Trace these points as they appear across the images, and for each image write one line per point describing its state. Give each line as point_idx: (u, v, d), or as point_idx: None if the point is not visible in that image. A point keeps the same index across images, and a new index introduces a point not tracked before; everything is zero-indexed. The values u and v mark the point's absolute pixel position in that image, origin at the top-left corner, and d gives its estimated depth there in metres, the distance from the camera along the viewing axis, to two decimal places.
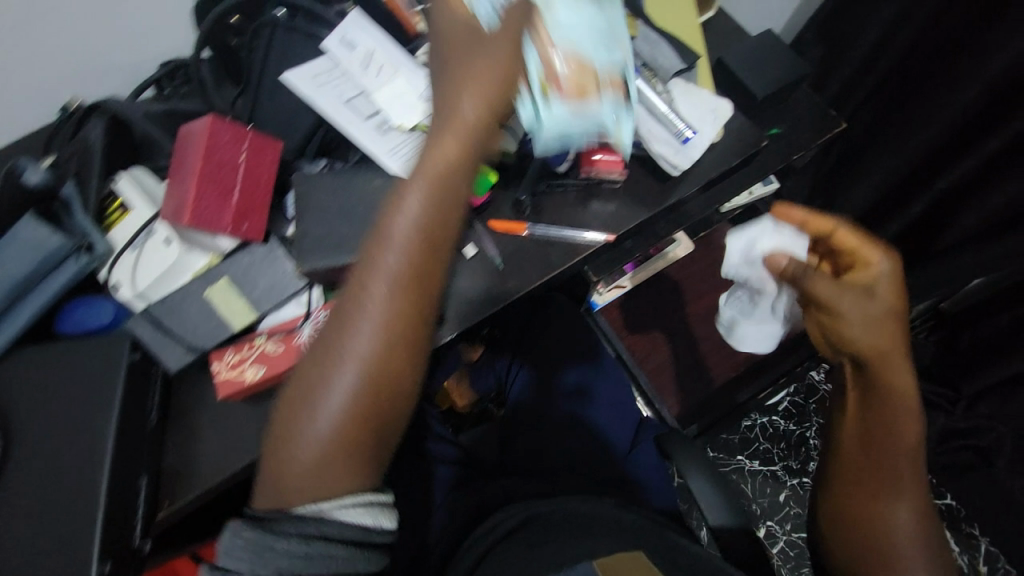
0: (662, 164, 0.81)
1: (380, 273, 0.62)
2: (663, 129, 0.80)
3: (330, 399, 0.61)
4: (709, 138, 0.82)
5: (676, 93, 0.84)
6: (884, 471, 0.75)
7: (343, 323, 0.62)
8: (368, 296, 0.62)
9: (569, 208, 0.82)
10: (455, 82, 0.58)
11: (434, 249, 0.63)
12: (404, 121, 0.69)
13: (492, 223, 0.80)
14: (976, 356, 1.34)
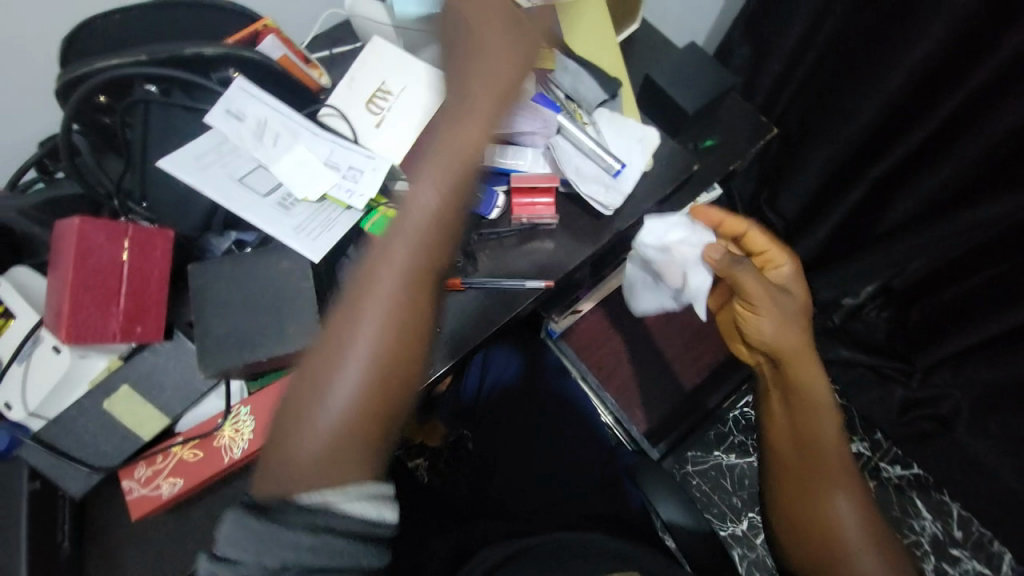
0: (595, 203, 0.79)
1: (385, 266, 0.51)
2: (592, 166, 0.80)
3: (332, 402, 0.49)
4: (641, 168, 0.81)
5: (601, 123, 0.84)
6: (818, 464, 0.75)
7: (344, 319, 0.51)
8: (377, 288, 0.51)
9: (507, 256, 0.78)
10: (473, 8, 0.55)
11: (433, 269, 0.53)
12: (308, 192, 0.64)
13: None
14: (926, 329, 1.38)
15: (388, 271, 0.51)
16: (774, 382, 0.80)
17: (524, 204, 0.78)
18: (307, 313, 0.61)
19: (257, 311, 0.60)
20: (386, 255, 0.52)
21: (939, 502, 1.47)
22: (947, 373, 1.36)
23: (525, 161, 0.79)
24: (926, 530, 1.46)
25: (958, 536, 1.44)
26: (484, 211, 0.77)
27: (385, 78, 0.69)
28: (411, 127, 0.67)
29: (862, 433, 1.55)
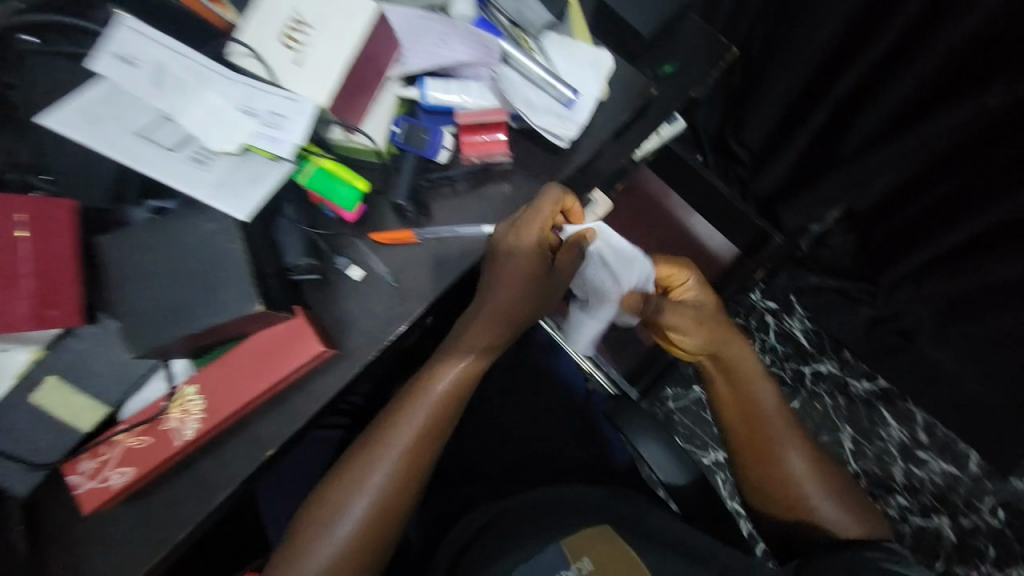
0: (553, 135, 0.74)
1: (405, 430, 0.70)
2: (545, 93, 0.73)
3: (350, 514, 0.67)
4: (597, 93, 0.76)
5: (550, 49, 0.77)
6: (765, 432, 0.78)
7: (370, 454, 0.69)
8: (400, 432, 0.70)
9: (459, 201, 0.73)
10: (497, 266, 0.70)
11: (435, 432, 0.71)
12: (225, 144, 0.58)
13: (375, 237, 0.69)
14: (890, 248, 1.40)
15: (406, 433, 0.70)
16: (711, 368, 0.81)
17: (473, 143, 0.72)
18: (239, 276, 0.55)
19: (180, 281, 0.55)
20: (410, 413, 0.70)
21: (905, 411, 1.55)
22: (910, 289, 1.40)
23: (470, 95, 0.72)
24: (893, 437, 1.55)
25: (923, 440, 1.53)
26: (431, 153, 0.70)
27: (299, 6, 0.61)
28: (336, 59, 0.59)
29: (829, 354, 1.60)
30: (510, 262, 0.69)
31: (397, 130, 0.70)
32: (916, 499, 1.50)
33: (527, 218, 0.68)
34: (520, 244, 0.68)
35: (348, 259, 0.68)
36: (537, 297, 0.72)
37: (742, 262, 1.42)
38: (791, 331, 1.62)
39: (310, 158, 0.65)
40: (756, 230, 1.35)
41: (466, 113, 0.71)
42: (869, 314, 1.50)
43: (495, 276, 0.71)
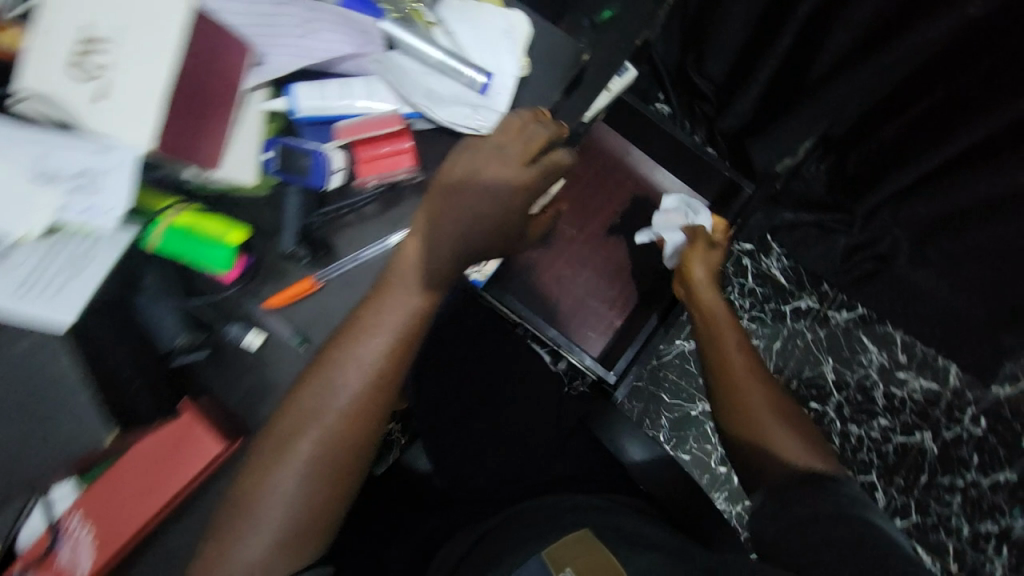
0: (469, 130, 0.61)
1: (352, 380, 0.56)
2: (450, 83, 0.61)
3: (282, 487, 0.54)
4: (516, 70, 0.63)
5: (451, 18, 0.63)
6: (720, 327, 0.86)
7: (303, 411, 0.55)
8: (342, 382, 0.56)
9: (365, 232, 0.60)
10: (464, 187, 0.59)
11: (387, 384, 0.59)
12: (26, 228, 0.45)
13: (269, 302, 0.57)
14: (872, 172, 1.29)
15: (352, 383, 0.56)
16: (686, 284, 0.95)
17: (371, 159, 0.57)
18: (80, 406, 0.48)
19: (17, 402, 0.48)
20: (355, 355, 0.56)
21: (884, 333, 1.49)
22: (886, 218, 1.30)
23: (356, 97, 0.58)
24: (871, 360, 1.49)
25: (903, 359, 1.47)
26: (317, 182, 0.57)
27: (89, 19, 0.45)
28: (146, 89, 0.44)
29: (807, 290, 1.53)
30: (492, 188, 0.60)
31: (269, 155, 0.56)
32: (898, 418, 1.46)
33: (535, 163, 0.62)
34: (518, 182, 0.61)
35: (241, 326, 0.56)
36: (501, 221, 0.62)
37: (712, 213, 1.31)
38: (767, 274, 1.54)
39: (160, 213, 0.51)
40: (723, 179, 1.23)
41: (354, 123, 0.58)
42: (847, 247, 1.40)
43: (476, 189, 0.59)
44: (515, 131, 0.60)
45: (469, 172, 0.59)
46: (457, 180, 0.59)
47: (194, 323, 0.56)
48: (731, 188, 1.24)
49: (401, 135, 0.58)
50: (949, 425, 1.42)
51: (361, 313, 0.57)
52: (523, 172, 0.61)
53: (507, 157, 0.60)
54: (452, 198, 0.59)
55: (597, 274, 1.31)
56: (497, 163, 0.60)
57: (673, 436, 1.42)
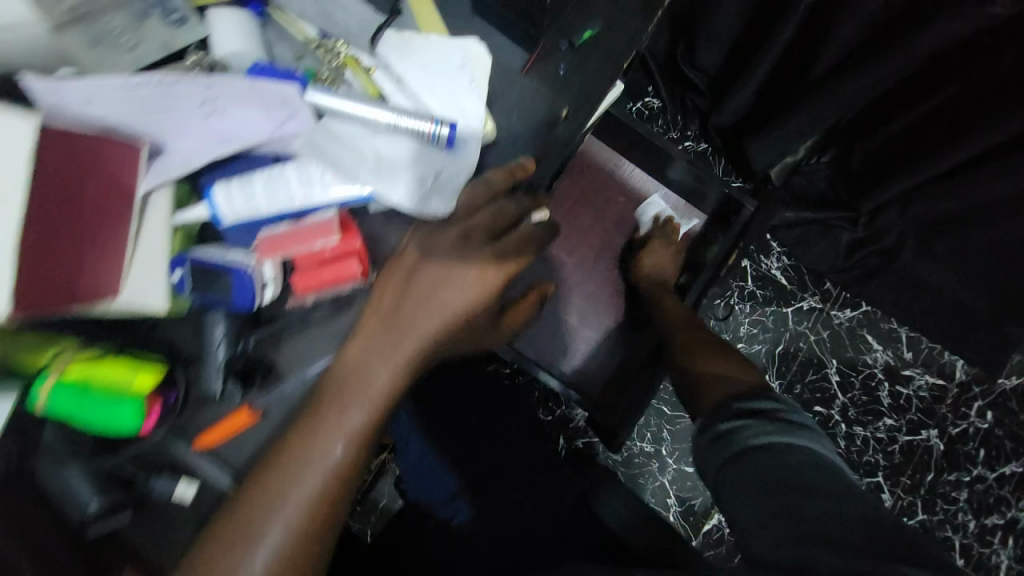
0: (438, 211, 0.48)
1: (276, 532, 0.43)
2: (407, 150, 0.48)
3: None
4: (483, 121, 0.51)
5: (392, 58, 0.50)
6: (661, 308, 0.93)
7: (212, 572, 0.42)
8: (262, 533, 0.43)
9: (303, 348, 0.48)
10: (423, 270, 0.47)
11: (320, 536, 0.45)
12: None
13: (199, 443, 0.47)
14: (876, 167, 1.03)
15: (276, 536, 0.43)
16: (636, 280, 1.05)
17: (309, 267, 0.46)
18: None
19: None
20: (293, 483, 0.43)
21: (890, 330, 1.23)
22: (894, 215, 1.06)
23: (291, 185, 0.46)
24: (877, 359, 1.23)
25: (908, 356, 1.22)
26: (246, 303, 0.46)
27: None
28: None
29: (808, 289, 1.25)
30: (452, 275, 0.49)
31: (179, 278, 0.45)
32: (903, 416, 1.22)
33: (504, 239, 0.51)
34: (482, 265, 0.50)
35: (166, 479, 0.47)
36: (470, 309, 0.50)
37: (712, 225, 1.10)
38: (761, 275, 1.25)
39: (47, 368, 0.42)
40: (719, 190, 1.04)
41: (283, 230, 0.47)
42: (852, 241, 1.15)
43: (432, 275, 0.48)
44: (482, 199, 0.49)
45: (422, 255, 0.48)
46: (409, 263, 0.48)
47: (110, 482, 0.46)
48: (729, 204, 1.04)
49: (348, 234, 0.47)
50: (958, 420, 1.20)
51: (289, 443, 0.44)
52: (494, 250, 0.50)
53: (469, 235, 0.50)
54: (406, 284, 0.47)
55: (584, 299, 1.11)
56: (457, 241, 0.49)
57: (673, 449, 1.15)
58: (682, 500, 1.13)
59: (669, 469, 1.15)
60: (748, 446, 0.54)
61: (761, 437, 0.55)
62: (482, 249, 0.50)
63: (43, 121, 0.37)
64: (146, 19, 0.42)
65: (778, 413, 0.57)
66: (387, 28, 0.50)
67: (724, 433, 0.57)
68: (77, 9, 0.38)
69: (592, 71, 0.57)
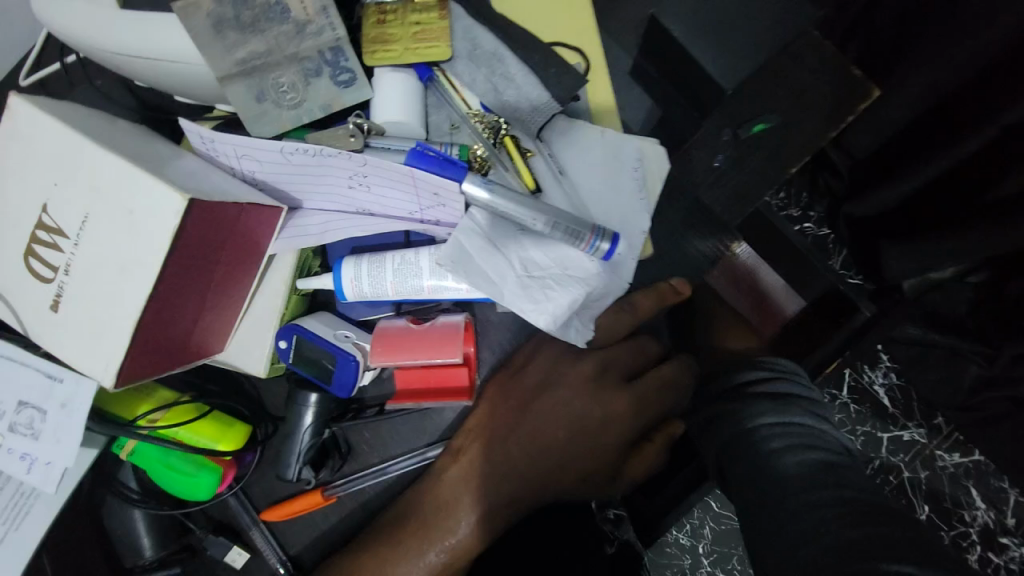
0: (578, 340, 0.41)
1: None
2: (559, 257, 0.41)
3: None
4: (644, 238, 0.42)
5: (558, 148, 0.44)
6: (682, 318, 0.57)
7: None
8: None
9: (389, 439, 0.44)
10: (552, 395, 0.43)
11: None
12: None
13: (270, 514, 0.44)
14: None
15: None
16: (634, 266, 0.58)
17: (422, 369, 0.41)
18: None
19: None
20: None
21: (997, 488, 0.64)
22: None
23: (421, 274, 0.41)
24: (975, 519, 0.64)
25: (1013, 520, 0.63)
26: (344, 389, 0.41)
27: (44, 198, 0.31)
28: (120, 311, 0.31)
29: (913, 417, 0.66)
30: (578, 413, 0.43)
31: (284, 345, 0.41)
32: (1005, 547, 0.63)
33: (642, 380, 0.44)
34: (614, 408, 0.43)
35: (222, 539, 0.44)
36: (591, 453, 0.44)
37: (812, 325, 0.56)
38: (856, 387, 0.67)
39: (137, 421, 0.39)
40: (828, 284, 0.53)
41: (403, 323, 0.41)
42: (977, 379, 0.58)
43: (551, 403, 0.44)
44: (621, 326, 0.44)
45: (550, 377, 0.44)
46: (532, 387, 0.44)
47: (165, 531, 0.43)
48: (835, 302, 0.53)
49: (465, 338, 0.41)
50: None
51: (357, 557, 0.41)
52: (635, 391, 0.44)
53: (607, 370, 0.44)
54: (524, 410, 0.44)
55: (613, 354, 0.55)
56: (590, 374, 0.44)
57: (713, 553, 0.64)
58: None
59: None
60: (739, 432, 0.37)
61: (770, 442, 0.35)
62: (621, 388, 0.44)
63: (202, 171, 0.36)
64: (314, 79, 0.39)
65: (776, 384, 0.40)
66: (561, 116, 0.44)
67: (720, 415, 0.39)
68: (247, 61, 0.36)
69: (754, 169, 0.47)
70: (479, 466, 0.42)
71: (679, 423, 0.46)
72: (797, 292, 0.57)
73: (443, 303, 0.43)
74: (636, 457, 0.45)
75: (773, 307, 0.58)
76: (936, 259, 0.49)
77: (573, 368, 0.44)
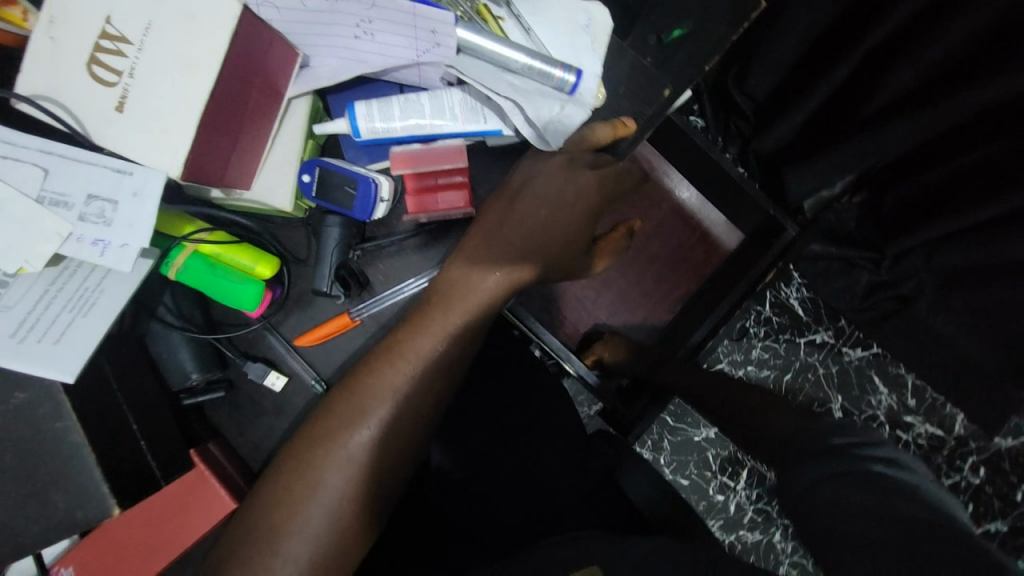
0: (552, 142, 0.51)
1: (383, 408, 0.45)
2: (533, 88, 0.51)
3: (331, 488, 0.44)
4: (598, 81, 0.53)
5: (522, 11, 0.54)
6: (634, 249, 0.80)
7: (331, 440, 0.44)
8: (370, 412, 0.45)
9: (401, 269, 0.53)
10: (537, 180, 0.51)
11: (429, 407, 0.48)
12: (35, 260, 0.37)
13: (302, 338, 0.50)
14: (929, 195, 0.69)
15: (384, 412, 0.45)
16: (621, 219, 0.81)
17: (427, 189, 0.51)
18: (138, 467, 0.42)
19: (15, 480, 0.37)
20: (413, 345, 0.47)
21: (897, 379, 0.91)
22: (917, 262, 0.76)
23: (423, 110, 0.50)
24: (881, 403, 0.91)
25: (912, 403, 0.91)
26: (365, 213, 0.49)
27: (106, 11, 0.37)
28: (181, 100, 0.37)
29: (822, 323, 0.93)
30: (557, 193, 0.51)
31: (308, 179, 0.49)
32: (919, 404, 0.91)
33: (605, 167, 0.53)
34: (586, 186, 0.52)
35: (259, 363, 0.50)
36: (572, 226, 0.53)
37: (747, 248, 0.79)
38: (777, 301, 0.93)
39: (185, 239, 0.45)
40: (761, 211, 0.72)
41: (417, 147, 0.51)
42: (871, 284, 0.84)
43: (536, 197, 0.51)
44: (586, 146, 0.53)
45: (530, 175, 0.51)
46: (515, 188, 0.51)
47: (209, 356, 0.49)
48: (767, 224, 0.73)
49: (463, 171, 0.52)
50: (952, 470, 0.89)
51: (399, 337, 0.47)
52: (601, 171, 0.53)
53: (574, 160, 0.52)
54: (510, 206, 0.51)
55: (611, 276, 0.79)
56: (563, 165, 0.51)
57: (673, 461, 0.93)
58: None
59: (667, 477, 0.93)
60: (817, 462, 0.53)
61: None
62: (586, 171, 0.52)
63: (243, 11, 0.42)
64: None
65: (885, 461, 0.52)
66: None
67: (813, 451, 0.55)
68: None
69: (679, 64, 0.57)
70: (486, 245, 0.50)
71: (636, 220, 0.60)
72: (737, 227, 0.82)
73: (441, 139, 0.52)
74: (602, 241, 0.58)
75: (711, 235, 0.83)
76: (825, 167, 0.73)
77: (547, 160, 0.51)
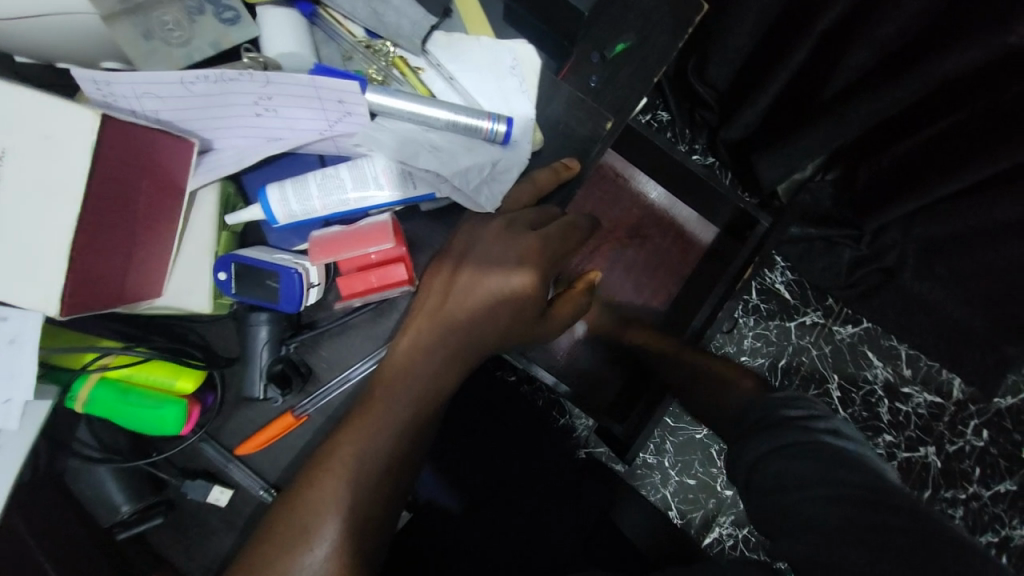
0: (487, 205, 0.47)
1: (331, 526, 0.41)
2: (461, 144, 0.47)
3: None
4: (532, 125, 0.49)
5: (443, 59, 0.50)
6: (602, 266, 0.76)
7: (280, 566, 0.40)
8: (318, 532, 0.41)
9: (345, 352, 0.47)
10: (476, 250, 0.47)
11: (382, 510, 0.44)
12: None
13: (245, 447, 0.45)
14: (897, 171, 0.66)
15: (333, 530, 0.41)
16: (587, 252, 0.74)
17: (361, 267, 0.45)
18: None
19: None
20: (358, 450, 0.42)
21: (890, 352, 0.87)
22: (896, 236, 0.74)
23: (344, 185, 0.45)
24: (877, 376, 0.87)
25: (907, 374, 0.87)
26: (292, 304, 0.44)
27: None
28: (48, 234, 0.33)
29: (811, 304, 0.88)
30: (498, 263, 0.47)
31: (224, 277, 0.43)
32: (918, 373, 0.87)
33: (548, 225, 0.49)
34: (529, 249, 0.47)
35: (200, 481, 0.45)
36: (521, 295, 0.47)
37: (723, 245, 0.75)
38: (763, 289, 0.88)
39: (88, 367, 0.42)
40: (732, 208, 0.69)
41: (339, 229, 0.46)
42: (855, 260, 0.80)
43: (477, 269, 0.47)
44: (527, 198, 0.49)
45: (470, 242, 0.47)
46: (456, 259, 0.47)
47: (139, 484, 0.45)
48: (741, 219, 0.70)
49: (397, 239, 0.46)
50: (955, 436, 0.86)
51: (338, 443, 0.42)
52: (544, 231, 0.48)
53: (513, 222, 0.48)
54: (450, 281, 0.47)
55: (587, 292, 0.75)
56: (502, 229, 0.47)
57: (677, 462, 0.86)
58: (682, 514, 0.85)
59: (672, 481, 0.86)
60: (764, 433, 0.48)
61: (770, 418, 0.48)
62: (528, 233, 0.48)
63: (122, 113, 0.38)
64: (197, 17, 0.43)
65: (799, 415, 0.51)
66: (438, 32, 0.50)
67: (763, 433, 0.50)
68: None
69: (624, 83, 0.53)
70: (429, 327, 0.46)
71: (597, 271, 0.56)
72: (710, 225, 0.78)
73: (371, 213, 0.47)
74: (560, 301, 0.53)
75: (687, 238, 0.79)
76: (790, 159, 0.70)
77: (486, 228, 0.47)
